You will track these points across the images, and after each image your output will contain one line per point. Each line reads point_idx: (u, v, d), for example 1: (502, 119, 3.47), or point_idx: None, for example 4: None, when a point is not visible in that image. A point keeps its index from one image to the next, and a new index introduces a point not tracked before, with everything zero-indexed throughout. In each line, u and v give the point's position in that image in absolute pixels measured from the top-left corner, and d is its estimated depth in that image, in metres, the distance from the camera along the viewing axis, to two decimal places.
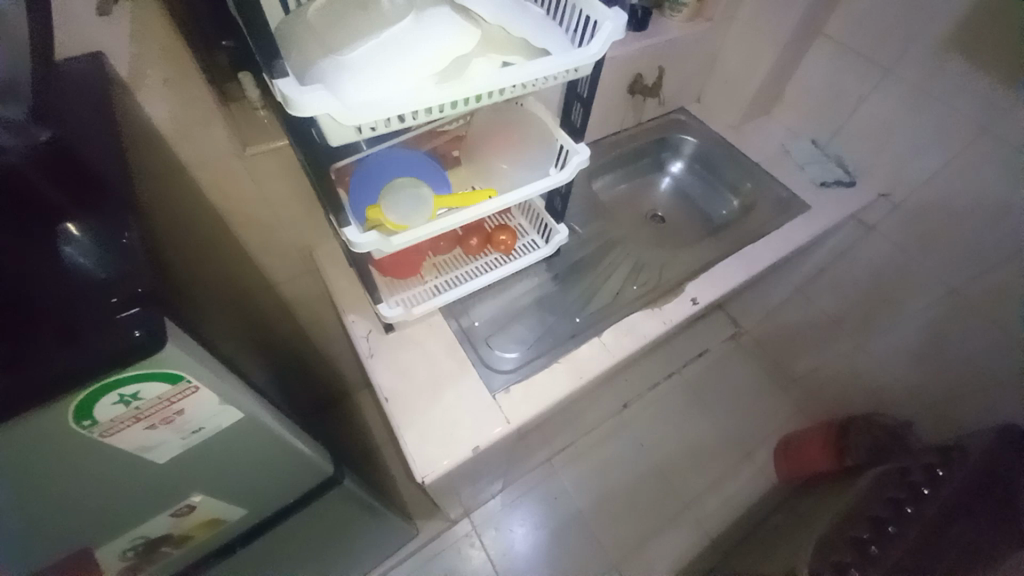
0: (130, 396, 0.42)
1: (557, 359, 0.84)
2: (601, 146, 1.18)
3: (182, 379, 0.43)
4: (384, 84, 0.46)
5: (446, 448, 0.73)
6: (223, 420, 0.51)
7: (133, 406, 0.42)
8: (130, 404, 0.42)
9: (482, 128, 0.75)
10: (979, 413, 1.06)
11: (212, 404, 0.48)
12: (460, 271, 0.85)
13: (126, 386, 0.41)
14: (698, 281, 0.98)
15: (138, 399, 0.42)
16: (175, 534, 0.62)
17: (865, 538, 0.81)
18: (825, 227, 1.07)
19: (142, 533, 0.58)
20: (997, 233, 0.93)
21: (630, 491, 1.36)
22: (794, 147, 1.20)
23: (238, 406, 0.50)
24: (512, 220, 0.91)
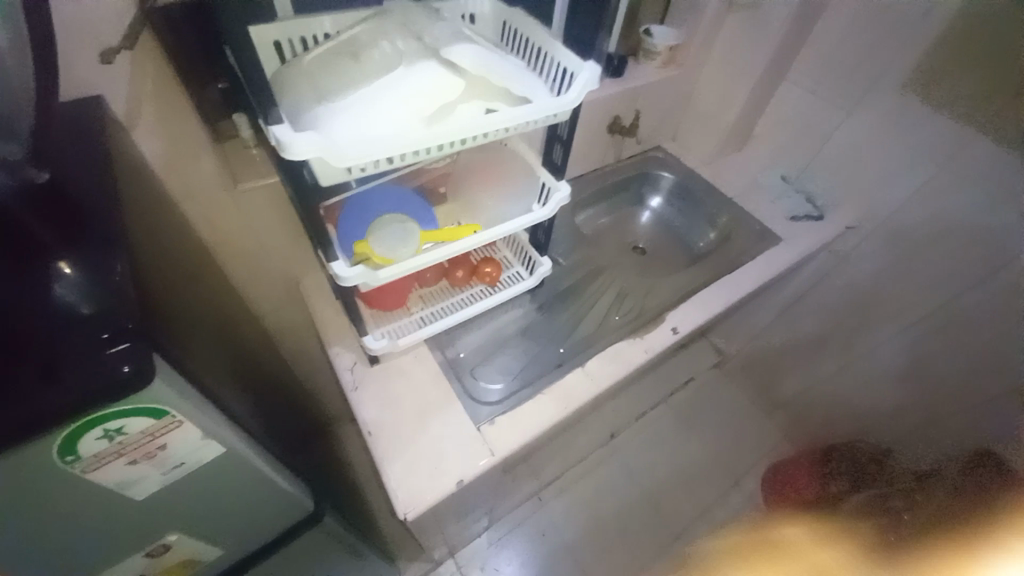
0: (114, 431, 0.41)
1: (542, 390, 0.84)
2: (583, 181, 1.23)
3: (166, 413, 0.43)
4: (374, 128, 0.49)
5: (430, 483, 0.72)
6: (204, 455, 0.50)
7: (116, 441, 0.42)
8: (114, 439, 0.42)
9: (466, 167, 0.79)
10: (957, 438, 1.08)
11: (195, 438, 0.47)
12: (445, 302, 0.87)
13: (111, 421, 0.40)
14: (680, 309, 1.00)
15: (122, 434, 0.42)
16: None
17: None
18: (798, 257, 1.12)
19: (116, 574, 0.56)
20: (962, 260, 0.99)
21: (619, 524, 1.34)
22: (766, 182, 1.27)
23: (219, 440, 0.50)
24: (497, 253, 0.94)
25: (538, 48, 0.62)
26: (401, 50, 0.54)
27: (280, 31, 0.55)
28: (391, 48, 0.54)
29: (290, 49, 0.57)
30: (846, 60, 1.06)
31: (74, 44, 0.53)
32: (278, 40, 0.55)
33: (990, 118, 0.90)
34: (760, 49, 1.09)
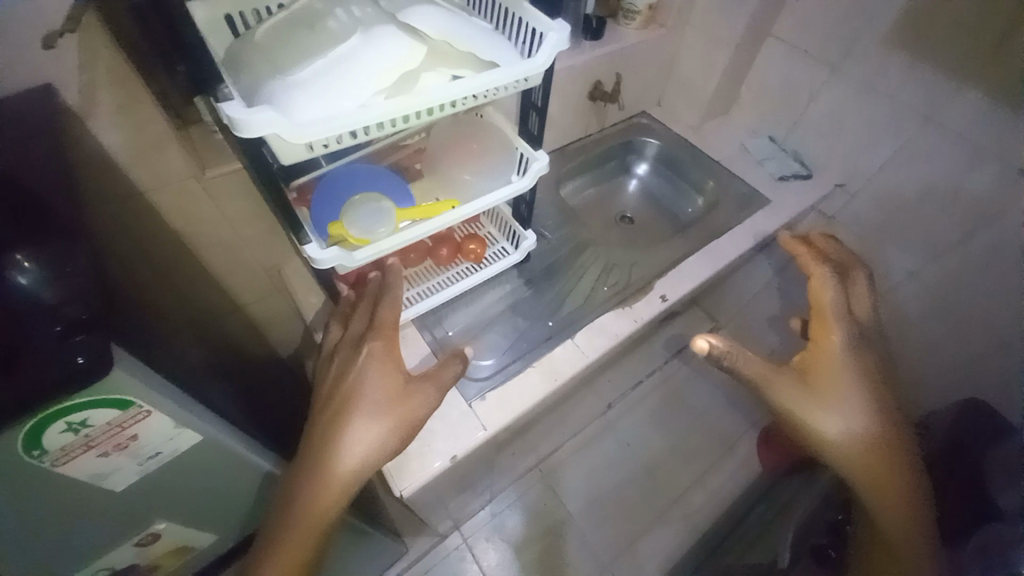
0: (78, 423, 0.41)
1: (533, 363, 0.85)
2: (566, 153, 1.21)
3: (133, 404, 0.43)
4: (331, 101, 0.47)
5: (425, 459, 0.73)
6: (181, 444, 0.50)
7: (83, 433, 0.42)
8: (80, 431, 0.42)
9: (441, 141, 0.76)
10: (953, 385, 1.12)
11: (168, 427, 0.47)
12: (432, 281, 0.87)
13: (75, 413, 0.40)
14: (667, 279, 1.00)
15: (87, 426, 0.42)
16: (143, 563, 0.62)
17: (824, 544, 0.88)
18: (786, 220, 1.11)
19: (105, 564, 0.57)
20: (957, 210, 0.98)
21: (618, 491, 1.39)
22: (755, 144, 1.24)
23: (195, 428, 0.49)
24: (481, 229, 0.94)
25: (506, 10, 0.59)
26: (357, 17, 0.51)
27: (229, 4, 0.52)
28: (348, 16, 0.51)
29: (244, 24, 0.55)
30: (830, 10, 1.02)
31: (16, 31, 0.50)
32: (229, 13, 0.53)
33: (976, 69, 0.88)
34: (743, 5, 1.05)
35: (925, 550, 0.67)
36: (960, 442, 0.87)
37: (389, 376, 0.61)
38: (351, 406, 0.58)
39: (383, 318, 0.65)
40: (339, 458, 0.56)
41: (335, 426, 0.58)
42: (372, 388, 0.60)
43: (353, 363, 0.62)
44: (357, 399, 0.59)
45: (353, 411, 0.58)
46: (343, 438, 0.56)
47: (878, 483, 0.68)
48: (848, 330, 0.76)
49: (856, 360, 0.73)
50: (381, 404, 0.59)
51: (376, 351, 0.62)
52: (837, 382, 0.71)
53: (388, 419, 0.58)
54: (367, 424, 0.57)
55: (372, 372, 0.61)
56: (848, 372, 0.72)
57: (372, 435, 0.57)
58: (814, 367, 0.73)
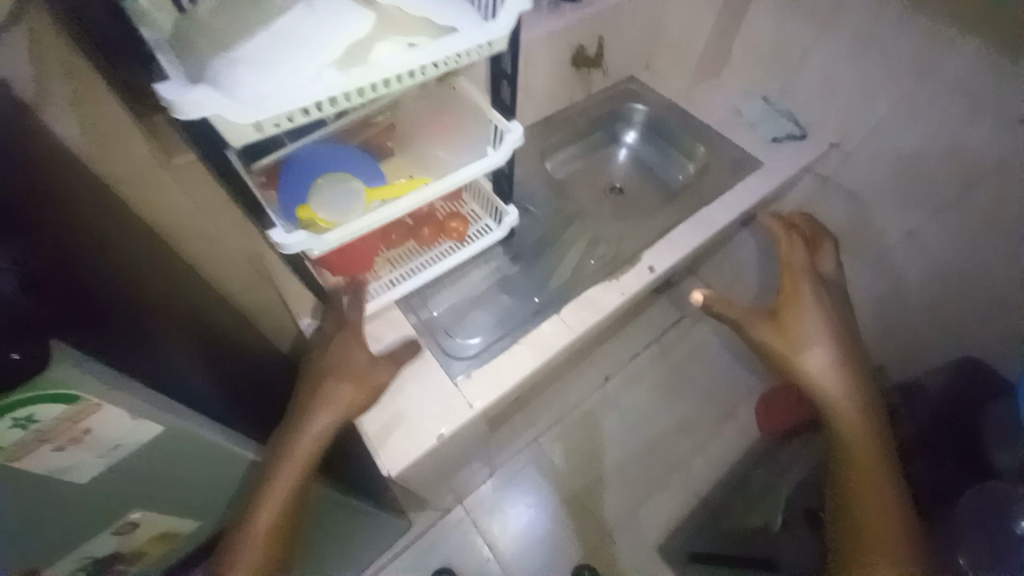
0: (25, 419, 0.42)
1: (519, 340, 0.85)
2: (552, 123, 1.17)
3: (78, 399, 0.43)
4: (279, 76, 0.45)
5: (412, 439, 0.73)
6: (142, 436, 0.50)
7: (33, 428, 0.43)
8: (28, 426, 0.42)
9: (412, 115, 0.72)
10: (948, 344, 1.11)
11: (124, 420, 0.47)
12: (415, 262, 0.86)
13: (18, 410, 0.41)
14: (657, 250, 0.97)
15: (35, 422, 0.42)
16: (127, 551, 0.62)
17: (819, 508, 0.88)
18: (778, 183, 1.08)
19: (83, 554, 0.58)
20: (955, 164, 0.95)
21: (617, 460, 1.43)
22: (748, 106, 1.20)
23: (155, 420, 0.49)
24: (464, 207, 0.92)
25: None
26: None
27: None
28: None
29: None
30: None
31: None
32: None
33: (975, 12, 0.83)
34: None
35: (901, 498, 0.65)
36: (962, 399, 0.85)
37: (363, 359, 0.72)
38: (327, 374, 0.69)
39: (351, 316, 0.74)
40: (315, 414, 0.65)
41: (314, 390, 0.68)
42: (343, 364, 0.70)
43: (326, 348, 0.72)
44: (327, 371, 0.69)
45: (327, 378, 0.68)
46: (318, 407, 0.66)
47: (843, 420, 0.71)
48: (816, 282, 0.79)
49: (823, 307, 0.77)
50: (350, 371, 0.69)
51: (347, 337, 0.72)
52: (805, 325, 0.76)
53: (355, 384, 0.69)
54: (338, 387, 0.67)
55: (347, 359, 0.70)
56: (817, 317, 0.76)
57: (338, 399, 0.67)
58: (784, 310, 0.78)
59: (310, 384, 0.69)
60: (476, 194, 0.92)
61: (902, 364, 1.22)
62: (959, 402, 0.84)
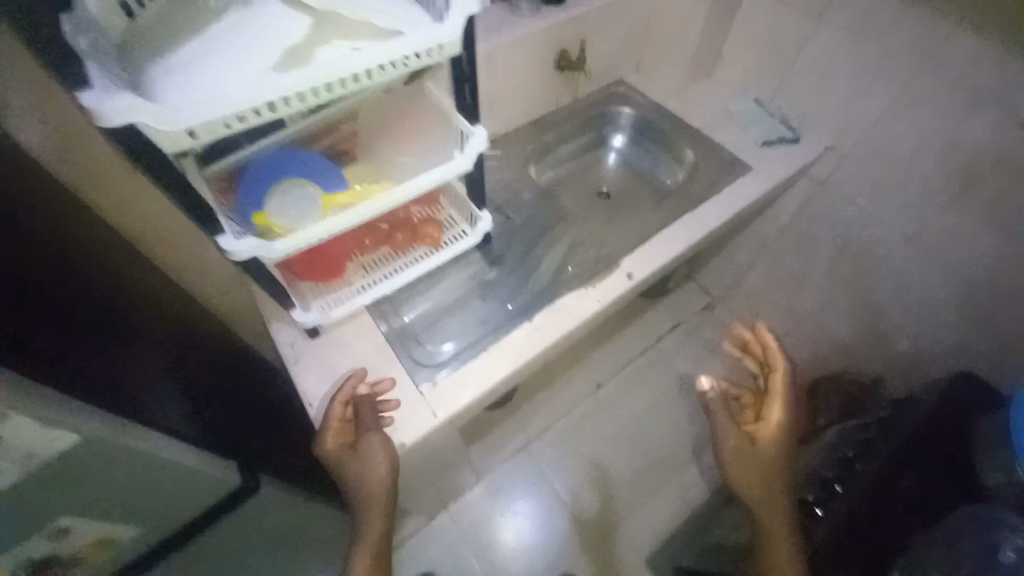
0: None
1: (489, 347, 0.83)
2: (539, 125, 1.16)
3: None
4: (219, 84, 0.46)
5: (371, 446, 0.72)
6: (60, 444, 0.47)
7: None
8: None
9: (380, 118, 0.72)
10: (952, 353, 1.06)
11: (39, 425, 0.44)
12: (389, 267, 0.85)
13: None
14: (637, 254, 0.95)
15: None
16: (70, 555, 0.56)
17: (810, 501, 0.85)
18: (770, 186, 1.05)
19: (19, 559, 0.51)
20: (956, 163, 0.90)
21: (608, 468, 1.40)
22: (740, 107, 1.17)
23: (76, 427, 0.47)
24: (441, 212, 0.91)
25: None
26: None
27: None
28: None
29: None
30: None
31: None
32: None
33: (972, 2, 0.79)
34: None
35: None
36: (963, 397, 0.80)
37: (376, 455, 0.70)
38: (356, 476, 0.71)
39: (329, 413, 0.72)
40: (372, 504, 0.71)
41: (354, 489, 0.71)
42: (363, 463, 0.71)
43: (336, 456, 0.71)
44: (355, 474, 0.71)
45: (359, 479, 0.70)
46: (362, 506, 0.72)
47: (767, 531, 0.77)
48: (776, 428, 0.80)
49: (775, 460, 0.79)
50: (376, 464, 0.70)
51: (338, 444, 0.71)
52: (751, 474, 0.80)
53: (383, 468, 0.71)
54: (375, 475, 0.70)
55: (346, 460, 0.71)
56: (767, 471, 0.79)
57: (378, 483, 0.70)
58: (744, 463, 0.80)
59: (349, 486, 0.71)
60: (452, 199, 0.91)
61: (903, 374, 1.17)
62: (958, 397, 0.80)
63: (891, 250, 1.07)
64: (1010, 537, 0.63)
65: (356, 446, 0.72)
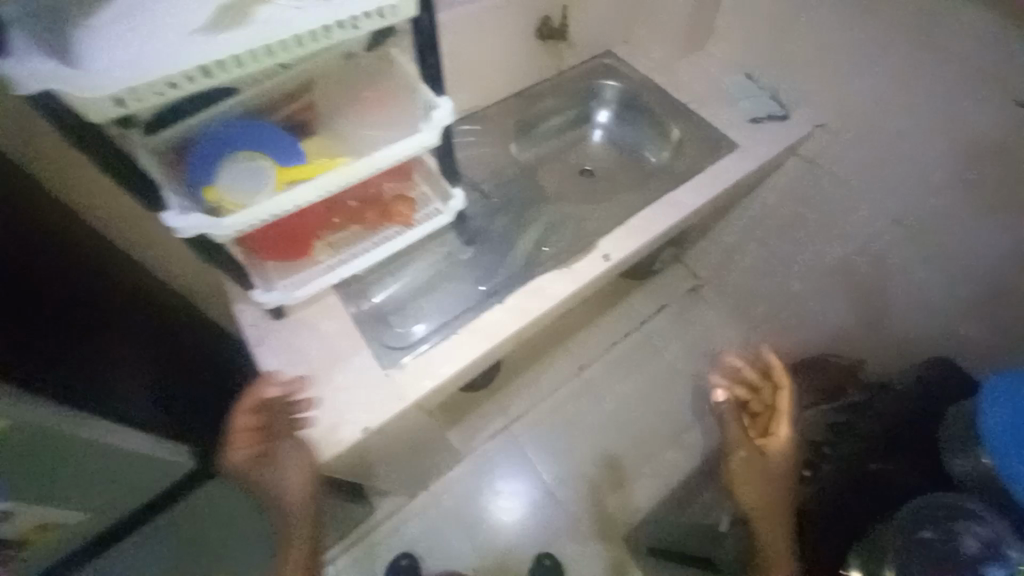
0: None
1: (459, 329, 0.82)
2: (521, 99, 1.12)
3: None
4: (147, 46, 0.44)
5: (335, 427, 0.72)
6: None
7: None
8: None
9: (340, 86, 0.67)
10: (932, 337, 1.05)
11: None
12: (359, 246, 0.82)
13: None
14: (614, 235, 0.93)
15: None
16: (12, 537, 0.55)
17: None
18: (756, 165, 1.02)
19: None
20: (946, 143, 0.87)
21: (589, 448, 1.41)
22: (729, 82, 1.13)
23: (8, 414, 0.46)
24: (415, 188, 0.87)
25: None
26: None
27: None
28: None
29: None
30: None
31: None
32: None
33: None
34: None
35: None
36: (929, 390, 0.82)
37: (295, 464, 0.67)
38: (275, 487, 0.67)
39: (237, 423, 0.66)
40: (295, 508, 0.69)
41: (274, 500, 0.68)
42: (282, 473, 0.67)
43: (249, 472, 0.65)
44: (275, 485, 0.66)
45: (279, 489, 0.67)
46: (282, 514, 0.69)
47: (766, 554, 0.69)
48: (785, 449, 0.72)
49: (783, 483, 0.71)
50: (296, 472, 0.67)
51: (253, 458, 0.65)
52: (755, 493, 0.71)
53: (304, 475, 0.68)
54: (295, 483, 0.67)
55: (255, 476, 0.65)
56: (771, 491, 0.70)
57: (299, 490, 0.68)
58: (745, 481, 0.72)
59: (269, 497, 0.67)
60: (426, 175, 0.88)
61: (884, 356, 1.17)
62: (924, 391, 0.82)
63: (876, 233, 1.05)
64: (964, 525, 0.64)
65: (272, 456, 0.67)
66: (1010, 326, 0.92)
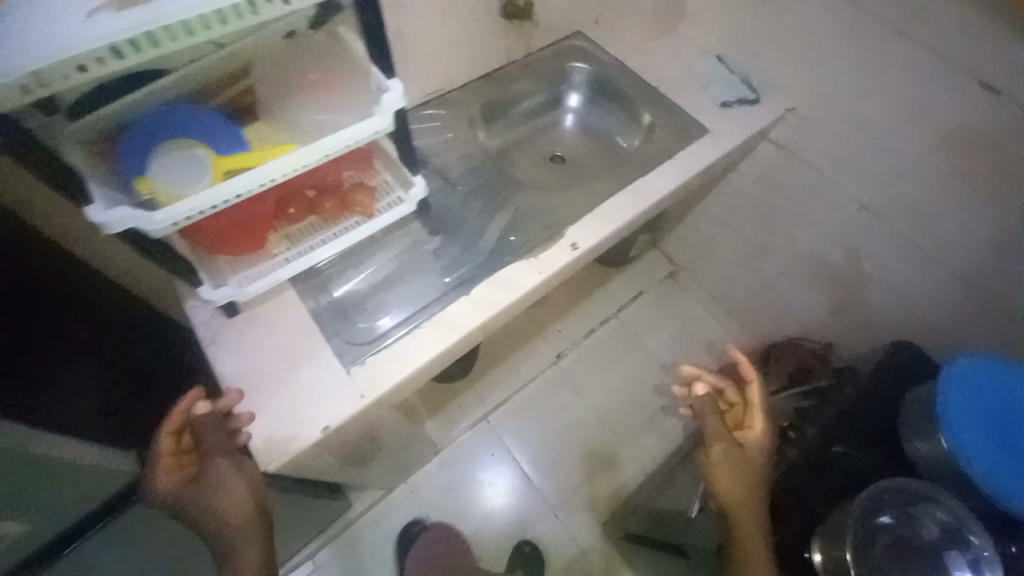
0: None
1: (423, 323, 0.80)
2: (486, 83, 1.08)
3: None
4: (49, 28, 0.42)
5: (294, 429, 0.69)
6: None
7: None
8: None
9: (284, 68, 0.64)
10: (900, 318, 1.07)
11: None
12: (316, 238, 0.79)
13: None
14: (582, 224, 0.91)
15: None
16: None
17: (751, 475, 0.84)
18: (726, 150, 1.01)
19: None
20: (910, 127, 0.87)
21: (567, 436, 1.42)
22: (700, 65, 1.11)
23: None
24: (375, 177, 0.84)
25: None
26: None
27: None
28: None
29: None
30: None
31: None
32: None
33: None
34: None
35: None
36: (903, 371, 0.80)
37: (232, 482, 0.63)
38: (212, 508, 0.62)
39: (159, 447, 0.61)
40: (239, 528, 0.63)
41: (212, 523, 0.62)
42: (219, 491, 0.63)
43: (180, 496, 0.60)
44: (212, 505, 0.62)
45: (217, 509, 0.62)
46: (221, 542, 0.63)
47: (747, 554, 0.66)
48: (761, 446, 0.71)
49: (760, 476, 0.70)
50: (236, 487, 0.63)
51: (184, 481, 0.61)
52: (732, 487, 0.69)
53: (246, 489, 0.64)
54: (236, 498, 0.63)
55: (187, 501, 0.61)
56: (749, 483, 0.69)
57: (240, 506, 0.63)
58: (724, 477, 0.70)
59: (206, 520, 0.62)
60: (387, 162, 0.84)
61: (854, 338, 1.19)
62: (898, 371, 0.80)
63: (845, 217, 1.05)
64: (928, 510, 0.66)
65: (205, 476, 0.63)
66: (971, 307, 0.94)
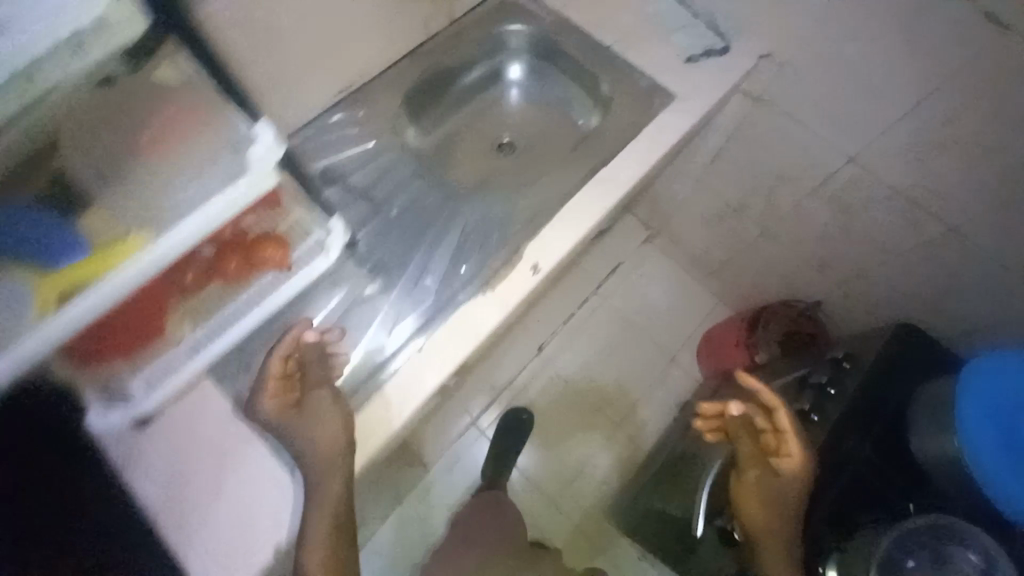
0: None
1: (372, 387, 0.69)
2: (406, 67, 0.90)
3: None
4: None
5: (244, 548, 0.61)
6: None
7: None
8: None
9: (112, 126, 0.49)
10: (893, 274, 1.00)
11: None
12: (225, 312, 0.63)
13: None
14: (541, 239, 0.78)
15: None
16: None
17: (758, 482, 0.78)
18: (699, 115, 0.86)
19: None
20: (906, 69, 0.76)
21: (560, 428, 1.37)
22: (656, 10, 0.94)
23: None
24: (287, 218, 0.66)
25: None
26: None
27: None
28: None
29: None
30: None
31: None
32: None
33: None
34: None
35: None
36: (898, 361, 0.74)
37: (329, 412, 0.63)
38: (309, 432, 0.62)
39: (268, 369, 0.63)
40: (333, 452, 0.62)
41: (305, 447, 0.61)
42: (317, 417, 0.63)
43: (286, 420, 0.62)
44: (308, 431, 0.62)
45: (314, 434, 0.62)
46: (311, 476, 0.61)
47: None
48: (791, 480, 0.67)
49: (785, 509, 0.67)
50: (333, 418, 0.63)
51: (290, 407, 0.63)
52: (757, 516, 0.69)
53: (342, 422, 0.63)
54: (331, 430, 0.62)
55: (290, 425, 0.62)
56: (773, 515, 0.67)
57: (331, 439, 0.62)
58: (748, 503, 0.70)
59: (298, 451, 0.62)
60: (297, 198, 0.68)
61: (843, 296, 1.12)
62: (891, 363, 0.73)
63: (833, 172, 0.95)
64: (959, 550, 0.62)
65: (310, 399, 0.64)
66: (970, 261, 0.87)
